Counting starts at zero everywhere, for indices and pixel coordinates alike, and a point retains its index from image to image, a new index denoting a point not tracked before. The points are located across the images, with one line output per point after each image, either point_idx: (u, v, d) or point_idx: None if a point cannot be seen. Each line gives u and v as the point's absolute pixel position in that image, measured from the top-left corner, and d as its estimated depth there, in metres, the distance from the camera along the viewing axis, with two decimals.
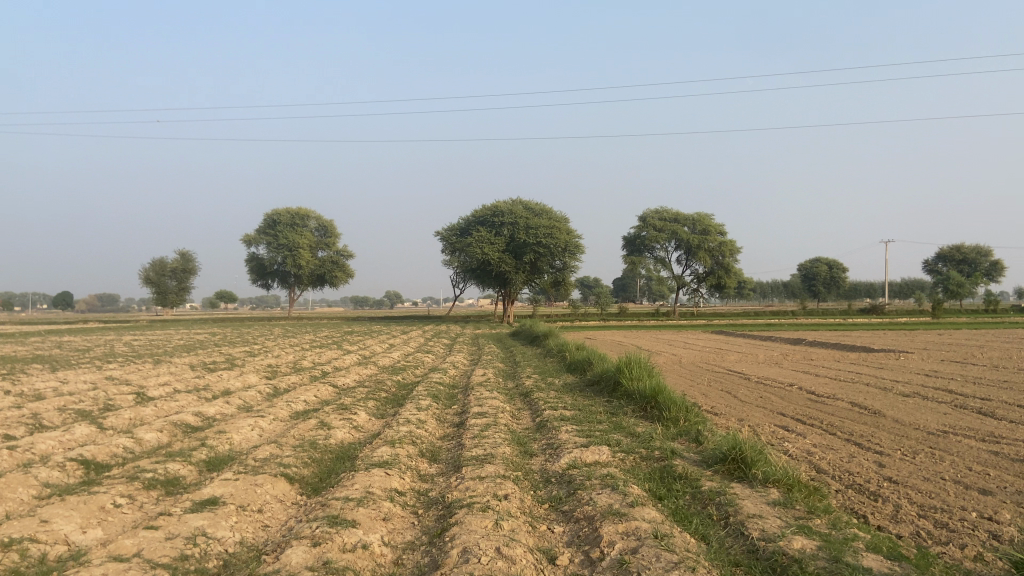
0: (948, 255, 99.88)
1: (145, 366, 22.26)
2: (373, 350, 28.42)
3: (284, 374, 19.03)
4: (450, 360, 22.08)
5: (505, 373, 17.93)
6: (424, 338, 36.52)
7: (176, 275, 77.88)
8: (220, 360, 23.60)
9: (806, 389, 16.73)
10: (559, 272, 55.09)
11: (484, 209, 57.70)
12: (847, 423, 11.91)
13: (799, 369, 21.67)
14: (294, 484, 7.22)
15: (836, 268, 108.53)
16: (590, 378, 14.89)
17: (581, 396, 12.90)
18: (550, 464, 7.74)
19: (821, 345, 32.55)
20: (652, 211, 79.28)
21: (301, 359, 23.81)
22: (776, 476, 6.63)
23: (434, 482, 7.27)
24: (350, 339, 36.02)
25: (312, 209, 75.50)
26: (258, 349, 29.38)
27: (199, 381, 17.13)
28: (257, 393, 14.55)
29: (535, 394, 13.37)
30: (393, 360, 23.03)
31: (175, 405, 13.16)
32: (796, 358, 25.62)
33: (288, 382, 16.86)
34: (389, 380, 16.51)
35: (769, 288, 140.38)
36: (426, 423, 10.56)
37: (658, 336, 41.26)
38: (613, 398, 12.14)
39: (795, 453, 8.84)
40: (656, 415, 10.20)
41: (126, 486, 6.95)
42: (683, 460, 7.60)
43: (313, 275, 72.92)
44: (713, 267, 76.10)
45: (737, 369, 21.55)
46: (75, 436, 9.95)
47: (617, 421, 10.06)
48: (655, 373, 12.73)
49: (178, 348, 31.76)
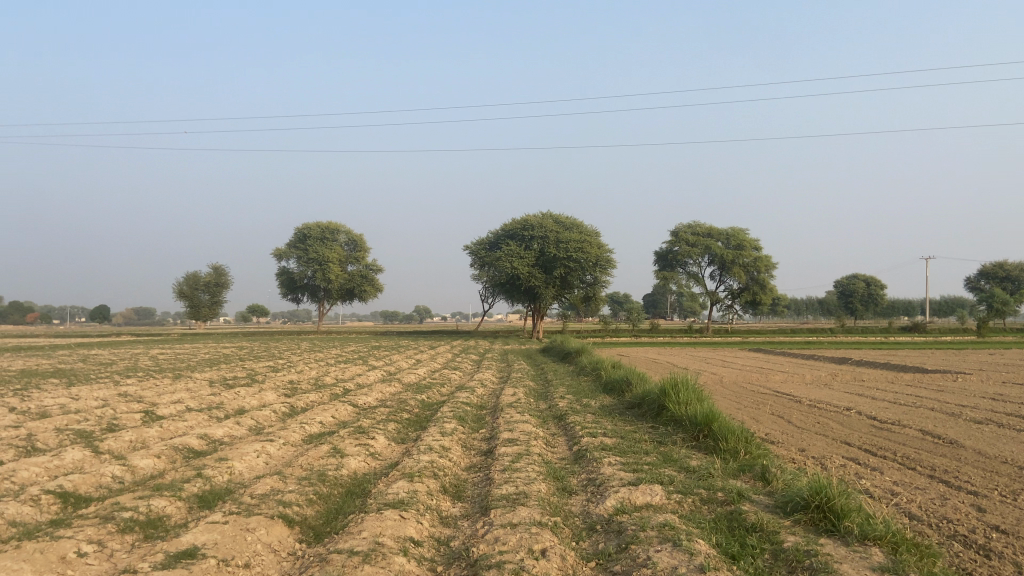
0: (991, 271, 96.90)
1: (163, 381, 21.45)
2: (399, 365, 27.39)
3: (304, 391, 18.03)
4: (478, 378, 20.96)
5: (536, 394, 16.71)
6: (452, 354, 35.46)
7: (209, 288, 77.90)
8: (240, 376, 22.70)
9: (866, 415, 15.34)
10: (590, 287, 53.78)
11: (514, 222, 56.72)
12: (925, 456, 10.54)
13: (852, 391, 20.21)
14: (293, 529, 6.14)
15: (874, 285, 105.88)
16: (629, 400, 13.66)
17: (621, 420, 11.70)
18: (594, 507, 6.60)
19: (868, 364, 30.93)
20: (685, 226, 77.84)
21: (324, 375, 22.82)
22: (876, 534, 5.44)
23: (457, 528, 6.15)
24: (377, 354, 35.04)
25: (342, 223, 75.13)
26: (281, 364, 28.46)
27: (214, 398, 16.18)
28: (271, 413, 13.55)
29: (570, 418, 12.16)
30: (419, 376, 21.96)
31: (182, 426, 12.18)
32: (846, 378, 24.12)
33: (307, 400, 15.85)
34: (412, 399, 15.41)
35: (803, 305, 137.64)
36: (450, 451, 9.46)
37: (693, 354, 39.78)
38: (657, 423, 10.94)
39: (879, 496, 7.57)
40: (712, 447, 8.98)
41: (96, 531, 5.92)
42: (755, 506, 6.41)
43: (342, 289, 72.39)
44: (748, 283, 74.31)
45: (786, 390, 20.16)
46: (64, 461, 9.00)
47: (667, 453, 8.86)
48: (704, 397, 11.51)
49: (200, 362, 31.02)
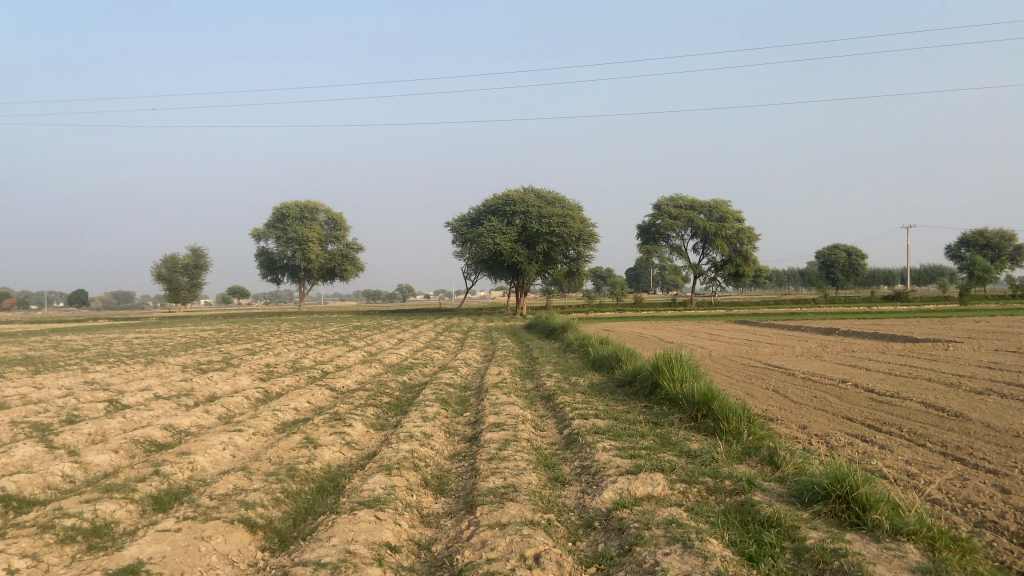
0: (971, 239, 97.32)
1: (134, 366, 20.65)
2: (381, 345, 26.67)
3: (280, 375, 17.31)
4: (462, 357, 20.31)
5: (522, 372, 16.11)
6: (434, 332, 34.78)
7: (188, 271, 76.53)
8: (214, 360, 21.92)
9: (864, 387, 14.87)
10: (573, 262, 53.19)
11: (496, 198, 55.86)
12: (933, 432, 10.03)
13: (845, 363, 19.78)
14: (256, 535, 5.48)
15: (855, 255, 106.00)
16: (620, 378, 13.08)
17: (613, 400, 11.11)
18: (590, 500, 6.00)
19: (855, 334, 30.65)
20: (668, 198, 77.25)
21: (303, 358, 22.05)
22: (911, 528, 4.86)
23: (440, 530, 5.52)
24: (358, 334, 34.33)
25: (321, 202, 73.85)
26: (260, 347, 27.71)
27: (185, 385, 15.44)
28: (243, 400, 12.85)
29: (559, 399, 11.55)
30: (401, 357, 21.27)
31: (147, 416, 11.46)
32: (836, 349, 23.70)
33: (282, 384, 15.16)
34: (393, 381, 14.76)
35: (785, 275, 138.07)
36: (434, 439, 8.81)
37: (678, 327, 39.38)
38: (651, 403, 10.36)
39: (895, 478, 7.01)
40: (712, 428, 8.40)
41: (31, 542, 5.22)
42: (767, 495, 5.82)
43: (322, 268, 71.35)
44: (731, 256, 74.01)
45: (778, 363, 19.70)
46: (13, 457, 8.28)
47: (663, 436, 8.28)
48: (700, 374, 10.94)
49: (176, 345, 30.18)
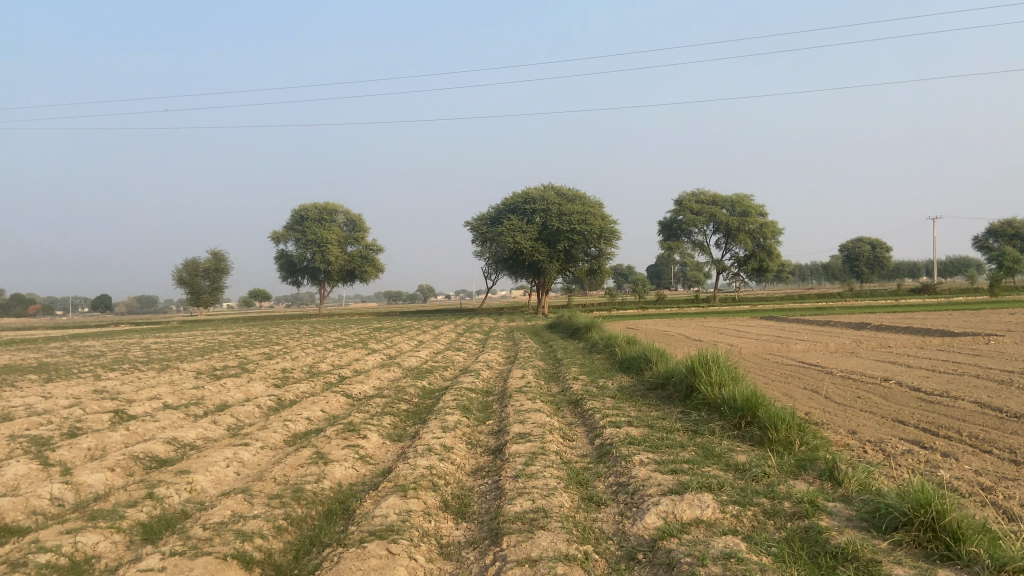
0: (999, 230, 95.09)
1: (148, 373, 20.20)
2: (400, 348, 26.06)
3: (295, 381, 16.74)
4: (484, 359, 19.62)
5: (546, 375, 15.38)
6: (455, 333, 34.14)
7: (209, 274, 76.56)
8: (230, 365, 21.41)
9: (909, 386, 14.02)
10: (595, 260, 52.37)
11: (515, 196, 55.13)
12: (996, 435, 9.19)
13: (883, 360, 18.86)
14: (252, 573, 4.82)
15: (879, 248, 104.13)
16: (651, 381, 12.31)
17: (645, 405, 10.38)
18: (629, 527, 5.29)
19: (889, 329, 29.55)
20: (689, 194, 76.13)
21: (320, 362, 21.45)
22: (1017, 563, 4.09)
23: (461, 565, 4.82)
24: (377, 336, 33.78)
25: (340, 204, 73.57)
26: (278, 351, 27.23)
27: (196, 392, 14.90)
28: (254, 408, 12.25)
29: (586, 404, 10.82)
30: (420, 360, 20.63)
31: (153, 428, 10.90)
32: (872, 345, 22.75)
33: (296, 391, 14.56)
34: (411, 387, 14.09)
35: (808, 270, 136.14)
36: (455, 452, 8.14)
37: (704, 324, 38.40)
38: (687, 408, 9.63)
39: (972, 493, 6.24)
40: (759, 438, 7.65)
41: None
42: (835, 520, 5.08)
43: (342, 270, 71.08)
44: (754, 250, 72.76)
45: (814, 361, 18.81)
46: (3, 477, 7.72)
47: (705, 447, 7.54)
48: (739, 375, 10.19)
49: (194, 350, 29.80)
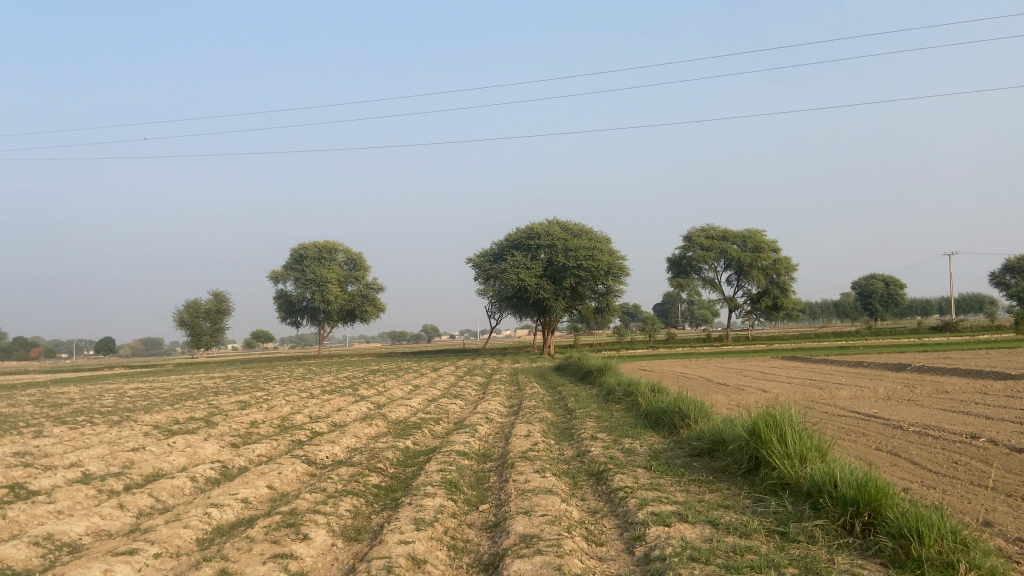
0: (1017, 265, 92.30)
1: (96, 427, 17.47)
2: (392, 395, 23.21)
3: (257, 440, 13.99)
4: (483, 409, 16.86)
5: (557, 432, 12.64)
6: (456, 377, 31.31)
7: (210, 316, 74.03)
8: (194, 417, 18.64)
9: (1009, 446, 11.30)
10: (603, 297, 49.72)
11: (518, 231, 52.59)
12: None
13: (949, 409, 16.14)
14: None
15: (892, 285, 101.49)
16: (694, 445, 9.62)
17: (694, 482, 7.75)
18: None
19: (931, 372, 26.71)
20: (698, 229, 73.80)
21: (298, 414, 18.63)
22: None
23: None
24: (370, 381, 30.91)
25: (340, 242, 71.29)
26: (256, 399, 24.46)
27: (130, 457, 12.17)
28: (185, 483, 9.55)
29: (615, 479, 8.13)
30: (411, 411, 17.85)
31: (40, 513, 8.22)
32: (927, 391, 19.89)
33: (250, 454, 11.81)
34: (389, 448, 11.37)
35: (819, 308, 133.30)
36: (427, 571, 5.44)
37: (723, 365, 35.55)
38: (758, 491, 6.99)
39: None
40: (896, 557, 5.02)
41: None
42: None
43: (342, 310, 68.54)
44: (768, 287, 70.11)
45: (870, 411, 16.03)
46: None
47: (814, 571, 4.86)
48: (820, 442, 7.57)
49: (167, 398, 26.95)
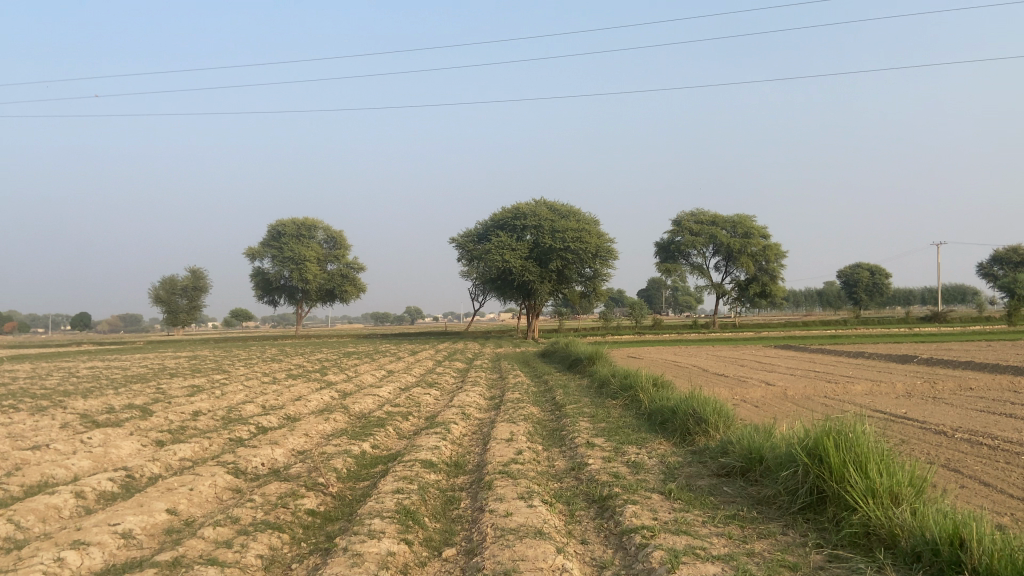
0: (1005, 256, 91.28)
1: (16, 415, 15.20)
2: (362, 382, 21.04)
3: (189, 436, 11.83)
4: (459, 402, 14.77)
5: (544, 434, 10.59)
6: (434, 362, 29.24)
7: (186, 293, 71.28)
8: (133, 405, 16.37)
9: None
10: (590, 280, 47.74)
11: (504, 210, 50.42)
12: None
13: (985, 410, 14.22)
14: None
15: (879, 274, 100.20)
16: (720, 461, 7.57)
17: (735, 521, 5.71)
18: None
19: (942, 365, 24.86)
20: (687, 214, 71.93)
21: (252, 403, 16.42)
22: None
23: None
24: (342, 365, 28.65)
25: (320, 219, 68.72)
26: (214, 383, 22.23)
27: (25, 458, 9.94)
28: (67, 502, 7.37)
29: (627, 512, 6.07)
30: (379, 402, 15.73)
31: None
32: (951, 388, 17.97)
33: (170, 458, 9.65)
34: (341, 455, 9.25)
35: (804, 296, 132.17)
36: None
37: (716, 354, 33.66)
38: (837, 542, 4.94)
39: None
40: None
41: None
42: None
43: (321, 290, 66.13)
44: (757, 273, 68.34)
45: (898, 411, 14.10)
46: None
47: None
48: (908, 470, 5.56)
49: (119, 380, 24.64)
